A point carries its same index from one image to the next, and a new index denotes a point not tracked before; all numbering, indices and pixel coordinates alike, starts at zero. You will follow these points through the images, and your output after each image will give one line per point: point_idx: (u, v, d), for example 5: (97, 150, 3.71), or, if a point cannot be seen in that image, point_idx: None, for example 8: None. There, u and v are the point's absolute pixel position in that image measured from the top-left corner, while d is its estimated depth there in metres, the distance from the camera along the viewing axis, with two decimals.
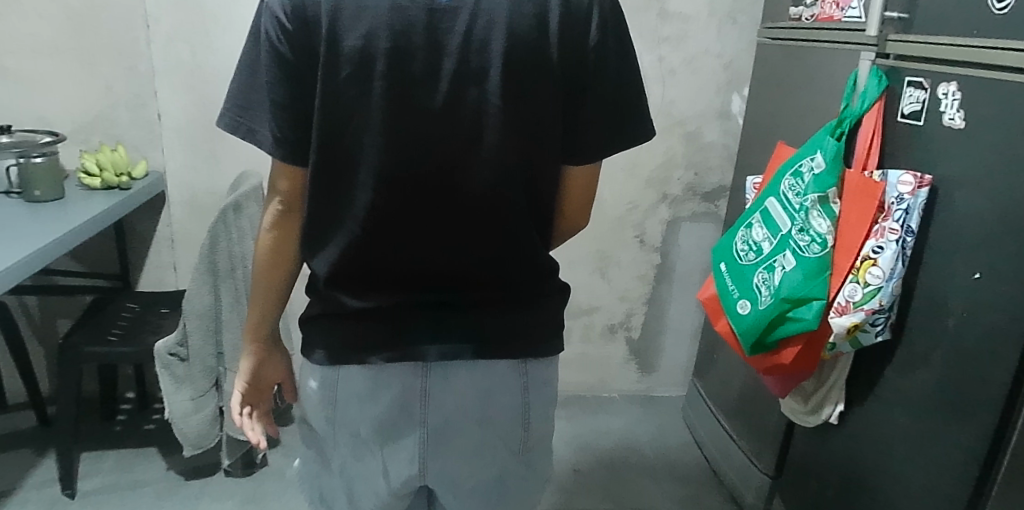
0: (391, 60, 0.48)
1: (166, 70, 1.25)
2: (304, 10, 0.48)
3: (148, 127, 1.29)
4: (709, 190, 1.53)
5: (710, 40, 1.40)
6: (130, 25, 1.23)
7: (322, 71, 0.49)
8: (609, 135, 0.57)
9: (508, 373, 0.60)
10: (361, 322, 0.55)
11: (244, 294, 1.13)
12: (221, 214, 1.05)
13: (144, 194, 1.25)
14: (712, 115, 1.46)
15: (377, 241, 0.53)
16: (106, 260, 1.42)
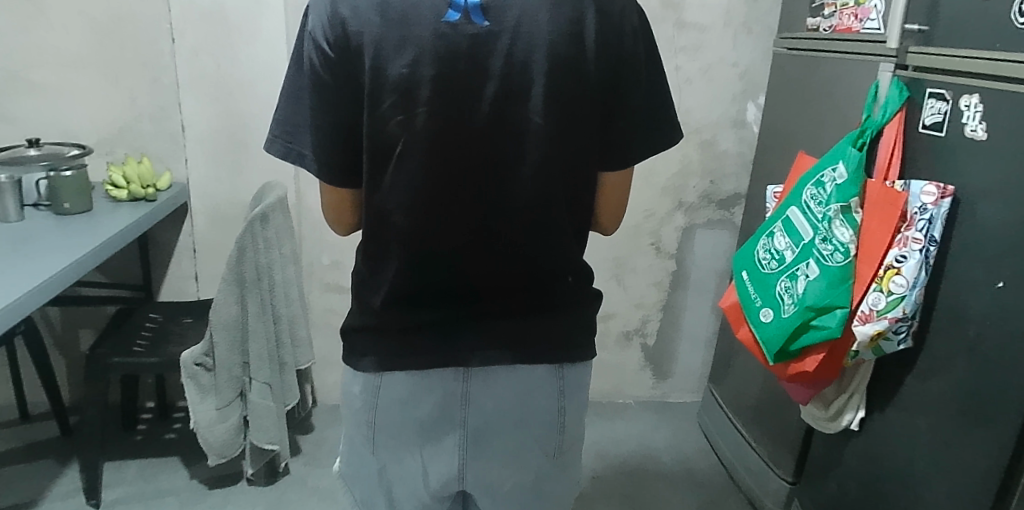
0: (435, 86, 0.49)
1: (189, 83, 1.27)
2: (352, 38, 0.49)
3: (172, 139, 1.31)
4: (724, 198, 1.54)
5: (726, 49, 1.41)
6: (155, 39, 1.25)
7: (368, 99, 0.50)
8: (644, 146, 0.58)
9: (548, 380, 0.60)
10: (407, 338, 0.57)
11: (269, 303, 1.14)
12: (248, 225, 1.06)
13: (169, 205, 1.26)
14: (727, 123, 1.47)
15: (423, 259, 0.54)
16: (128, 271, 1.43)
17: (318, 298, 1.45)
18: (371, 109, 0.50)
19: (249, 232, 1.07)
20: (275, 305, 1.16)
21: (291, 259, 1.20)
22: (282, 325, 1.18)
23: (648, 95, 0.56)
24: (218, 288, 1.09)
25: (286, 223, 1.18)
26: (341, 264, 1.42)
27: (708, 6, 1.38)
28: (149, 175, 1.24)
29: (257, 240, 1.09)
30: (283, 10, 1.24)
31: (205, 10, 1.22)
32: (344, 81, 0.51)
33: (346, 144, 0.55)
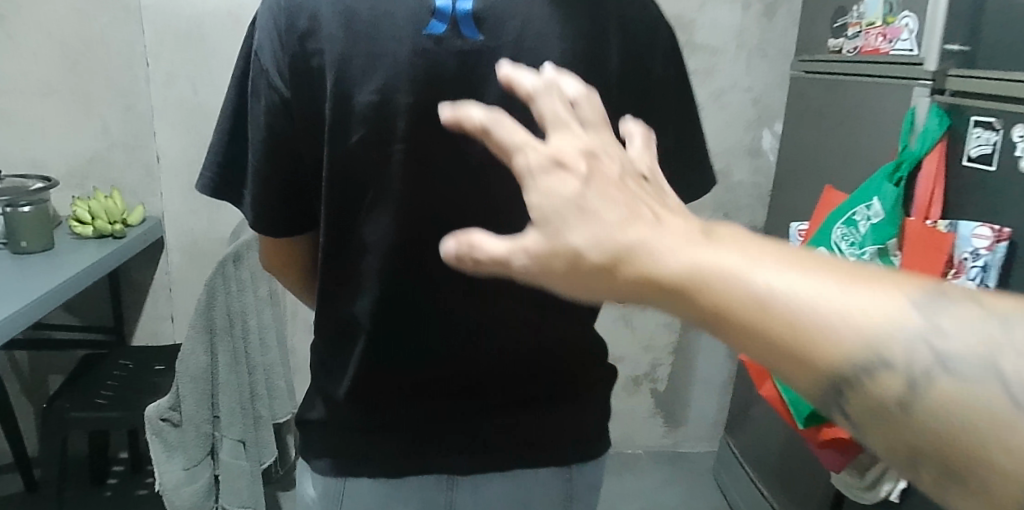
0: (413, 117, 0.40)
1: (163, 109, 1.18)
2: (312, 53, 0.41)
3: (147, 169, 1.22)
4: None
5: (738, 74, 1.33)
6: (129, 63, 1.16)
7: (329, 135, 0.41)
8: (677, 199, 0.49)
9: (553, 479, 0.50)
10: (380, 432, 0.46)
11: (243, 352, 1.05)
12: (220, 266, 0.99)
13: (139, 241, 1.17)
14: (741, 153, 1.38)
15: (401, 337, 0.45)
16: (100, 311, 1.33)
17: (303, 340, 1.34)
18: (333, 150, 0.41)
19: (219, 274, 0.99)
20: (250, 353, 1.07)
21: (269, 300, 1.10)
22: (258, 375, 1.09)
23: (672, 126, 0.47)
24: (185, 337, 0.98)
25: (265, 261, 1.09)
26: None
27: (718, 29, 1.31)
28: (116, 209, 1.15)
29: (231, 283, 1.01)
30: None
31: (181, 32, 1.15)
32: (301, 108, 0.42)
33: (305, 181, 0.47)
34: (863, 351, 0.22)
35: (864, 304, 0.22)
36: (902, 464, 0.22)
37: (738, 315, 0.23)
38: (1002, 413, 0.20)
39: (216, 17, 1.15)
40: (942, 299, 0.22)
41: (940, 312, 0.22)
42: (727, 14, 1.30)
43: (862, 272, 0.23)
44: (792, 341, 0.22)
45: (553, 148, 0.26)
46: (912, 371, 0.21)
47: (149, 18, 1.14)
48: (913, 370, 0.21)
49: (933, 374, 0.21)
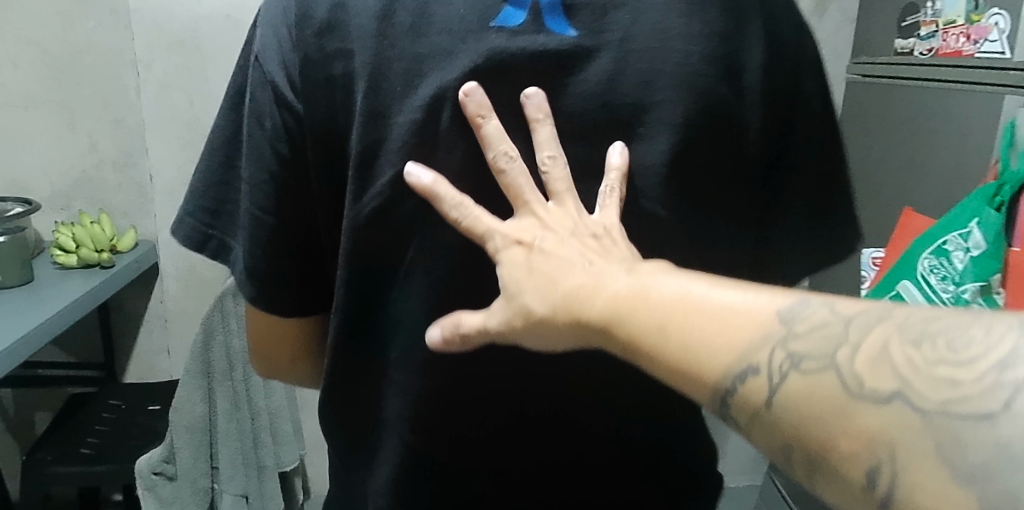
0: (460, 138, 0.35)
1: (155, 124, 1.08)
2: (337, 60, 0.35)
3: (139, 189, 1.11)
4: None
5: None
6: (118, 73, 1.06)
7: (354, 176, 0.36)
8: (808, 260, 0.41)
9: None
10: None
11: (244, 398, 0.94)
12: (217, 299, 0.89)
13: (131, 270, 1.06)
14: None
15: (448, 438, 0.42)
16: (90, 344, 1.22)
17: None
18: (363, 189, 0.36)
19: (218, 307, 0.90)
20: (251, 397, 0.96)
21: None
22: (261, 421, 0.97)
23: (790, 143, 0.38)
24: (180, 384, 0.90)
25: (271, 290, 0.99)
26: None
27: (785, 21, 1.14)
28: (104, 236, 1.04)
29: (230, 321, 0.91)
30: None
31: (175, 38, 1.04)
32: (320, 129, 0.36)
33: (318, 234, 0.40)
34: (733, 358, 0.25)
35: (729, 318, 0.25)
36: (780, 453, 0.23)
37: (631, 333, 0.27)
38: (838, 398, 0.22)
39: (213, 21, 1.04)
40: (808, 306, 0.25)
41: (796, 317, 0.25)
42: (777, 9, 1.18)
43: (733, 284, 0.27)
44: (676, 352, 0.26)
45: (524, 239, 0.32)
46: (770, 376, 0.24)
47: (138, 22, 1.03)
48: (772, 372, 0.24)
49: (787, 372, 0.23)
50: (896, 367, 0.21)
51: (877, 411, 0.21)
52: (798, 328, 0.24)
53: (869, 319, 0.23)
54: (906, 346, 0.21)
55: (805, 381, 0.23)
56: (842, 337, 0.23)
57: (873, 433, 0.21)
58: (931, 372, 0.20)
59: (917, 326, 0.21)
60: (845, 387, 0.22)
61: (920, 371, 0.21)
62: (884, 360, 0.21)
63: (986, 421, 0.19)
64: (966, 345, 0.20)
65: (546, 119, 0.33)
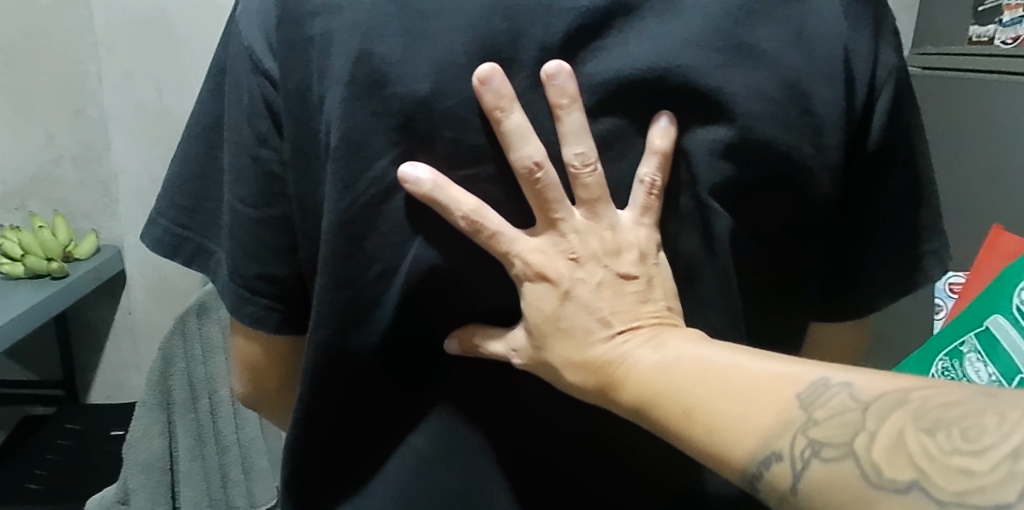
0: (452, 112, 0.32)
1: (119, 115, 1.01)
2: (315, 17, 0.31)
3: (102, 187, 1.04)
4: None
5: None
6: (79, 57, 0.98)
7: (344, 168, 0.32)
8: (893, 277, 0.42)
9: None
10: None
11: (209, 432, 0.85)
12: (178, 321, 0.82)
13: (87, 281, 0.97)
14: None
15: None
16: (50, 358, 1.12)
17: None
18: (339, 181, 0.32)
19: (179, 328, 0.82)
20: (219, 431, 0.86)
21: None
22: (230, 456, 0.87)
23: (825, 112, 0.33)
24: (136, 417, 0.82)
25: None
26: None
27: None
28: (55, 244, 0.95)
29: (193, 344, 0.84)
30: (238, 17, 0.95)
31: (139, 18, 0.96)
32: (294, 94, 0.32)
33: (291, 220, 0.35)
34: (756, 445, 0.25)
35: (759, 400, 0.26)
36: None
37: (667, 417, 0.28)
38: (853, 487, 0.21)
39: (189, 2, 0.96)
40: (826, 386, 0.24)
41: (821, 399, 0.24)
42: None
43: (765, 363, 0.27)
44: (704, 435, 0.26)
45: (548, 273, 0.32)
46: (793, 462, 0.23)
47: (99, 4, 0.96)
48: (794, 458, 0.23)
49: (809, 459, 0.23)
50: (911, 457, 0.20)
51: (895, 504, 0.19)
52: (817, 413, 0.23)
53: (886, 406, 0.22)
54: (920, 433, 0.20)
55: (826, 468, 0.22)
56: (859, 423, 0.22)
57: None
58: (942, 463, 0.19)
59: (928, 414, 0.20)
60: (864, 474, 0.20)
61: (935, 463, 0.19)
62: (901, 449, 0.20)
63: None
64: (978, 435, 0.19)
65: (572, 104, 0.30)
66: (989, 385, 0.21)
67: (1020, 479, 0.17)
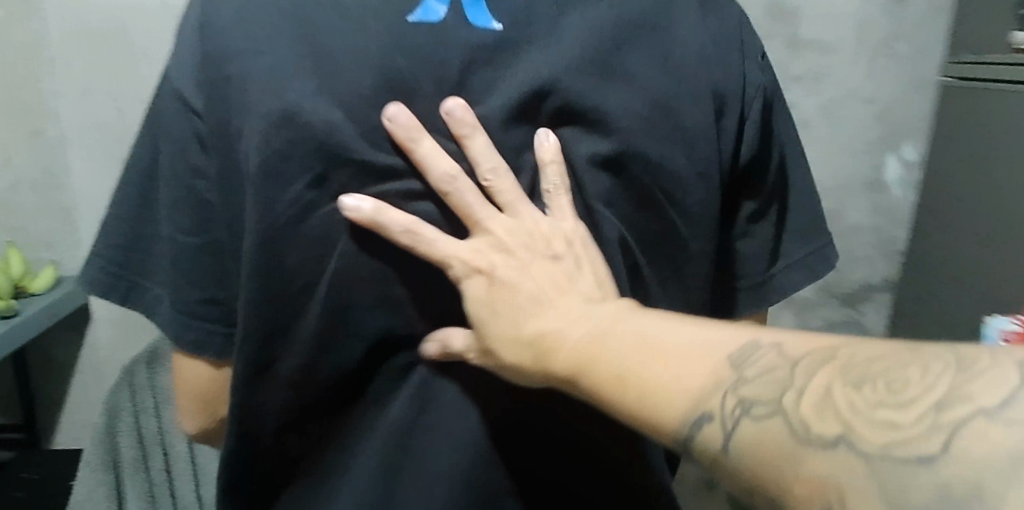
0: (356, 135, 0.43)
1: (82, 137, 0.92)
2: (231, 61, 0.42)
3: (66, 214, 0.96)
4: (851, 293, 1.15)
5: (858, 79, 1.03)
6: (33, 73, 0.88)
7: (285, 180, 0.42)
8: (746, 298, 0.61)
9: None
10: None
11: (159, 488, 0.90)
12: (127, 371, 0.91)
13: (41, 319, 0.90)
14: (860, 187, 1.08)
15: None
16: (8, 400, 1.08)
17: None
18: (307, 206, 0.43)
19: (128, 380, 0.91)
20: (174, 488, 0.91)
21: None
22: None
23: (693, 118, 0.49)
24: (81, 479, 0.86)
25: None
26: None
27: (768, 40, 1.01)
28: (5, 280, 0.88)
29: (142, 397, 0.91)
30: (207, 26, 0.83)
31: (100, 31, 0.85)
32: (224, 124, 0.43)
33: (222, 237, 0.46)
34: (690, 407, 0.33)
35: (689, 373, 0.34)
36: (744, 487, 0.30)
37: (604, 386, 0.37)
38: (788, 443, 0.28)
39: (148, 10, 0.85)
40: (753, 354, 0.33)
41: (744, 366, 0.33)
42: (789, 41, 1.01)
43: (689, 337, 0.36)
44: (639, 400, 0.35)
45: (483, 267, 0.43)
46: (723, 422, 0.31)
47: (53, 12, 0.85)
48: (725, 419, 0.31)
49: (740, 417, 0.31)
50: (840, 415, 0.27)
51: (823, 455, 0.27)
52: (746, 373, 0.32)
53: (814, 368, 0.30)
54: (844, 392, 0.28)
55: (756, 427, 0.30)
56: (786, 383, 0.30)
57: (820, 481, 0.26)
58: (869, 416, 0.26)
59: (855, 374, 0.28)
60: (791, 432, 0.28)
61: (862, 417, 0.27)
62: (831, 406, 0.28)
63: (926, 463, 0.24)
64: (902, 390, 0.26)
65: (471, 130, 0.43)
66: (912, 342, 0.28)
67: (940, 430, 0.24)
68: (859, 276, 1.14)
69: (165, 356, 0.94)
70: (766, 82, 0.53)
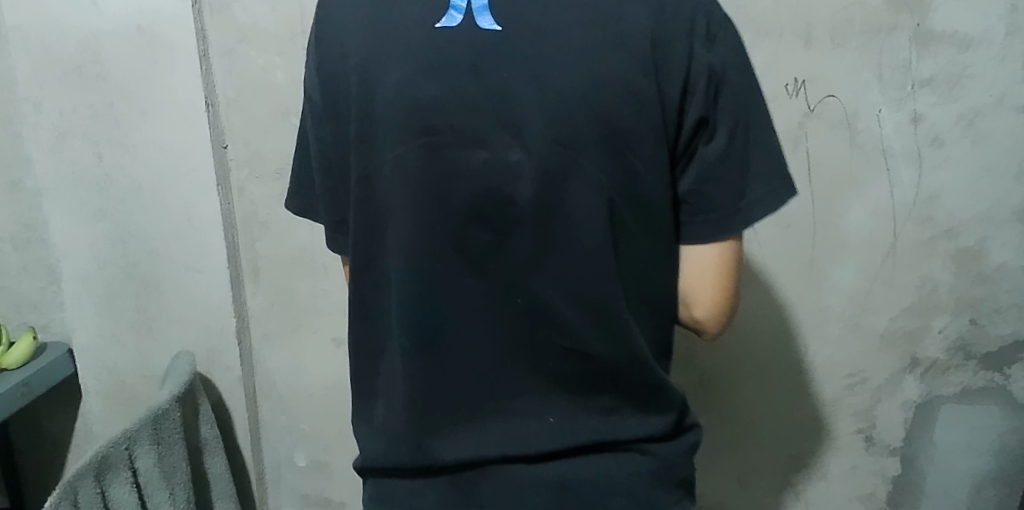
0: (438, 100, 0.50)
1: (57, 187, 0.86)
2: (326, 38, 0.55)
3: (48, 272, 0.91)
4: (988, 351, 1.04)
5: (1016, 78, 0.92)
6: (9, 115, 0.84)
7: (388, 151, 0.54)
8: (712, 229, 0.56)
9: (648, 476, 0.58)
10: (464, 469, 0.58)
11: None
12: (68, 486, 0.64)
13: (14, 396, 0.82)
14: (1004, 220, 0.98)
15: (417, 422, 0.58)
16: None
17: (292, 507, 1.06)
18: (397, 185, 0.54)
19: (70, 498, 0.64)
20: None
21: None
22: None
23: (628, 59, 0.48)
24: None
25: (162, 454, 0.75)
26: (349, 450, 1.01)
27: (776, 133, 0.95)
28: None
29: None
30: (199, 53, 0.80)
31: (71, 64, 0.81)
32: (359, 129, 0.54)
33: (358, 211, 0.57)
34: None
35: None
36: None
37: None
38: None
39: (120, 36, 0.79)
40: None
41: None
42: (875, 73, 0.92)
43: None
44: None
45: None
46: None
47: (21, 51, 0.81)
48: None
49: None
50: None
51: None
52: None
53: None
54: None
55: None
56: None
57: None
58: None
59: None
60: None
61: None
62: None
63: None
64: None
65: None
66: None
67: None
68: (1003, 331, 1.03)
69: (120, 459, 0.70)
70: (712, 60, 0.50)
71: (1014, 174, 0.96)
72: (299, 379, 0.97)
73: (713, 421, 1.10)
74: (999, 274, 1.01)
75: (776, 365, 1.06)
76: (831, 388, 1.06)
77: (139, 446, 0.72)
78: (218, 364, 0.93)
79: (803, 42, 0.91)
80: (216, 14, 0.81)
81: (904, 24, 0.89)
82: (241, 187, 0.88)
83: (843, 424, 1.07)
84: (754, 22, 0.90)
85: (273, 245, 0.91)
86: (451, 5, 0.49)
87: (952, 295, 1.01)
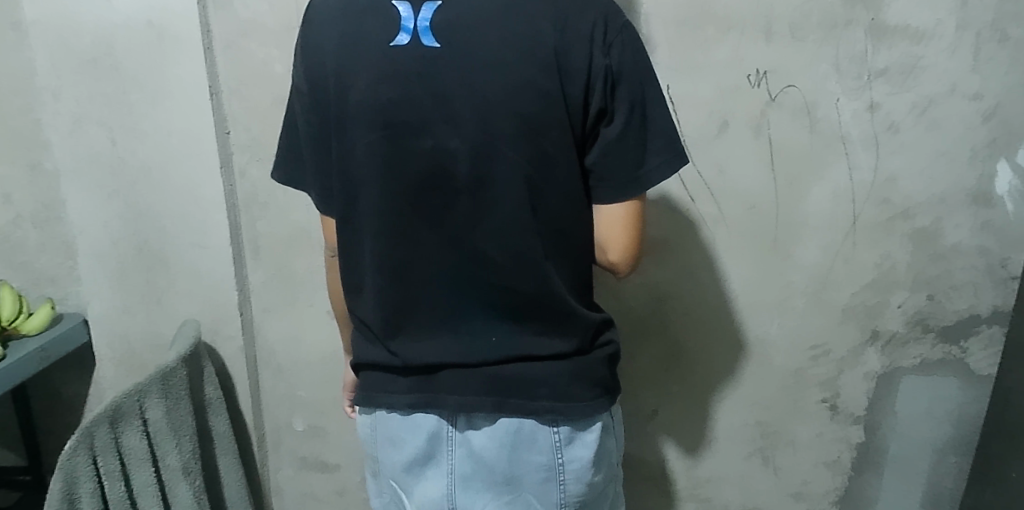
0: (392, 95, 0.63)
1: (73, 169, 0.94)
2: (313, 50, 0.68)
3: (64, 249, 0.99)
4: (952, 323, 1.09)
5: (967, 68, 0.97)
6: (29, 104, 0.92)
7: (357, 134, 0.66)
8: (615, 194, 0.67)
9: (574, 381, 0.69)
10: (420, 375, 0.71)
11: None
12: (87, 432, 0.72)
13: (33, 360, 0.89)
14: (959, 202, 1.03)
15: (394, 346, 0.71)
16: (14, 439, 1.10)
17: (290, 470, 1.13)
18: (366, 159, 0.66)
19: (87, 443, 0.73)
20: None
21: (184, 464, 0.86)
22: None
23: (541, 64, 0.60)
24: None
25: (170, 406, 0.84)
26: (343, 415, 1.07)
27: (743, 121, 1.02)
28: None
29: (108, 456, 0.76)
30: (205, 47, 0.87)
31: (86, 55, 0.88)
32: (338, 119, 0.67)
33: (341, 181, 0.70)
34: None
35: None
36: None
37: None
38: None
39: (133, 30, 0.86)
40: None
41: None
42: (834, 64, 0.98)
43: None
44: None
45: None
46: None
47: (42, 44, 0.88)
48: None
49: None
50: None
51: None
52: None
53: None
54: None
55: None
56: None
57: None
58: None
59: None
60: None
61: None
62: None
63: None
64: None
65: None
66: None
67: None
68: (961, 306, 1.08)
69: (132, 410, 0.79)
70: (609, 63, 0.61)
71: (968, 157, 1.01)
72: (297, 348, 1.04)
73: (688, 390, 1.17)
74: (954, 253, 1.06)
75: (750, 341, 1.13)
76: (798, 360, 1.13)
77: (148, 398, 0.80)
78: (222, 335, 1.01)
79: (766, 36, 0.97)
80: (220, 11, 0.88)
81: (860, 18, 0.95)
82: (242, 170, 0.96)
83: (809, 393, 1.14)
84: (717, 16, 0.97)
85: (272, 223, 0.98)
86: (401, 27, 0.62)
87: (910, 272, 1.07)
